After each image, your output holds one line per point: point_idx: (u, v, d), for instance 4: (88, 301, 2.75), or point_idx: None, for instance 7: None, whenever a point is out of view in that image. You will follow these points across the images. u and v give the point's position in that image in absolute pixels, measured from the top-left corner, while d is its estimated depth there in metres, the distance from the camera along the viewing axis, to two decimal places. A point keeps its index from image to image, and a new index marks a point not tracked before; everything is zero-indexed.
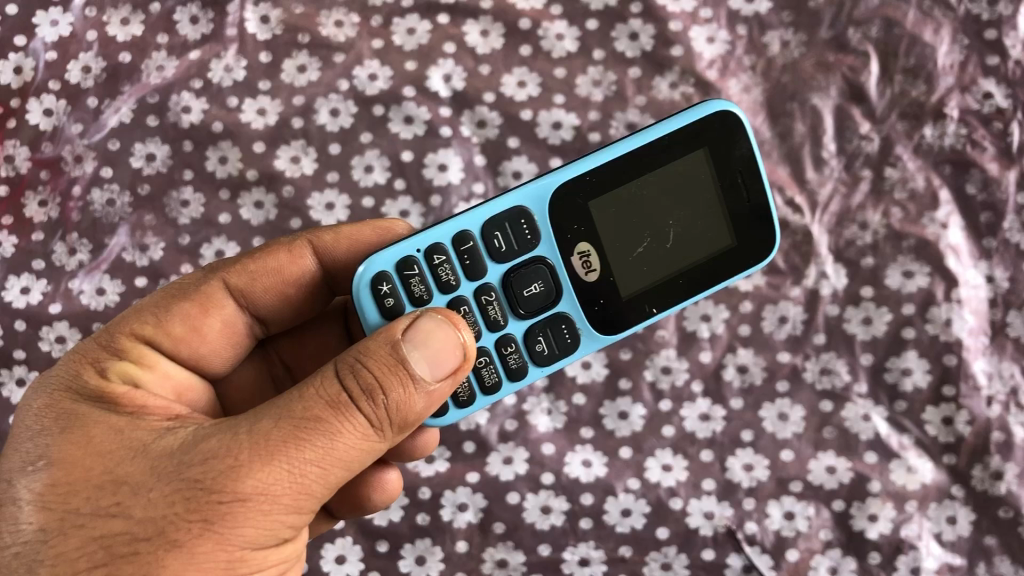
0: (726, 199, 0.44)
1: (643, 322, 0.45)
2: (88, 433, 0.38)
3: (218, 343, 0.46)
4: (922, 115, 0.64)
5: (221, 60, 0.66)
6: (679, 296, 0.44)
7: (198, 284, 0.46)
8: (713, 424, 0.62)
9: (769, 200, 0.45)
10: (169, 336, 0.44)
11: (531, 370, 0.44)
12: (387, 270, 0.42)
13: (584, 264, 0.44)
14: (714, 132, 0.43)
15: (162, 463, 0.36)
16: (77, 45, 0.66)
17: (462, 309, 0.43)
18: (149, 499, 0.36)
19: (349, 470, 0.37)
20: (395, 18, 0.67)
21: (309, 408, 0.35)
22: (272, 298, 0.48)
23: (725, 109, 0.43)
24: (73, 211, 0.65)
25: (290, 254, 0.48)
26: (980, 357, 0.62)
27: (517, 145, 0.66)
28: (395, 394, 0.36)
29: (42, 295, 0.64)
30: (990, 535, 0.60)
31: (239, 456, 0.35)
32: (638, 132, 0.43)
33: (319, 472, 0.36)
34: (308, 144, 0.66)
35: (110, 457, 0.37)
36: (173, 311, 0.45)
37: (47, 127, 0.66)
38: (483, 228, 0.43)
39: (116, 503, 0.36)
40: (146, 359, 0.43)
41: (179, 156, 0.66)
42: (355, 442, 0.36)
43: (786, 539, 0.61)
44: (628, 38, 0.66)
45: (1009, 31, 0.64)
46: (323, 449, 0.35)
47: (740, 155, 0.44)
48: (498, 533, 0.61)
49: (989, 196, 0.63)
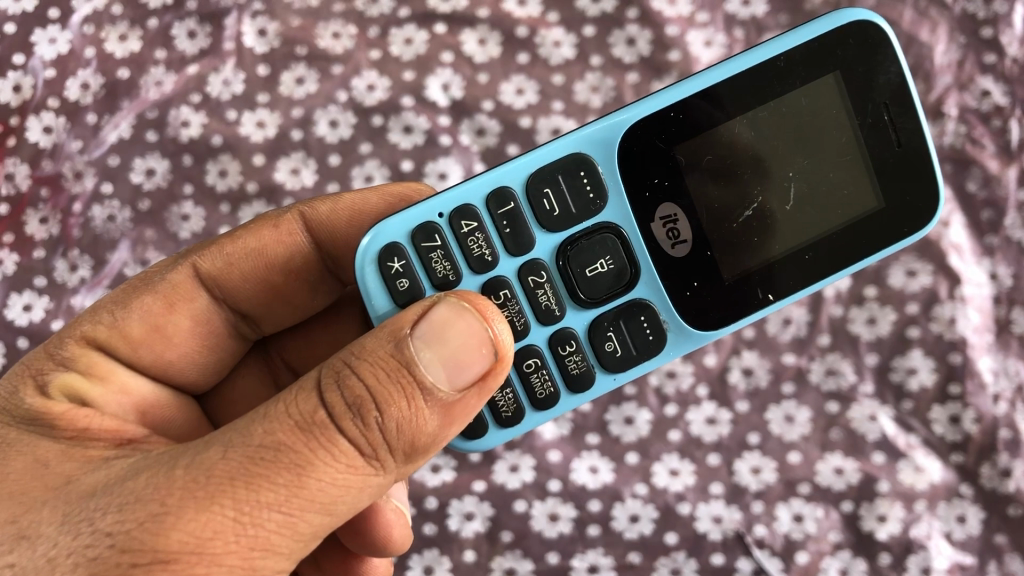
0: (864, 141, 0.42)
1: (763, 309, 0.43)
2: (5, 468, 0.37)
3: (187, 340, 0.47)
4: (921, 114, 0.64)
5: (219, 74, 0.66)
6: (808, 271, 0.43)
7: (165, 274, 0.47)
8: (719, 427, 0.62)
9: (921, 143, 0.42)
10: (127, 341, 0.44)
11: (598, 375, 0.44)
12: (399, 240, 0.42)
13: (670, 236, 0.43)
14: (845, 49, 0.41)
15: (85, 506, 0.34)
16: (75, 63, 0.66)
17: (503, 293, 0.42)
18: (49, 557, 0.33)
19: (319, 515, 0.34)
20: (392, 28, 0.67)
21: (272, 434, 0.33)
22: (253, 285, 0.49)
23: (861, 22, 0.41)
24: (74, 227, 0.65)
25: (278, 230, 0.49)
26: (986, 354, 0.61)
27: (516, 152, 0.66)
28: (392, 411, 0.34)
29: (44, 312, 0.64)
30: (1000, 533, 0.59)
31: (168, 501, 0.33)
32: (747, 54, 0.41)
33: (274, 518, 0.33)
34: (308, 155, 0.66)
35: (31, 496, 0.36)
36: (138, 305, 0.45)
37: (46, 145, 0.66)
38: (527, 187, 0.42)
39: (10, 564, 0.34)
40: (94, 369, 0.43)
41: (179, 170, 0.66)
42: (322, 478, 0.34)
43: (795, 542, 0.60)
44: (625, 44, 0.67)
45: (1006, 29, 0.64)
46: (287, 487, 0.33)
47: (885, 82, 0.42)
48: (506, 541, 0.60)
49: (990, 194, 0.63)
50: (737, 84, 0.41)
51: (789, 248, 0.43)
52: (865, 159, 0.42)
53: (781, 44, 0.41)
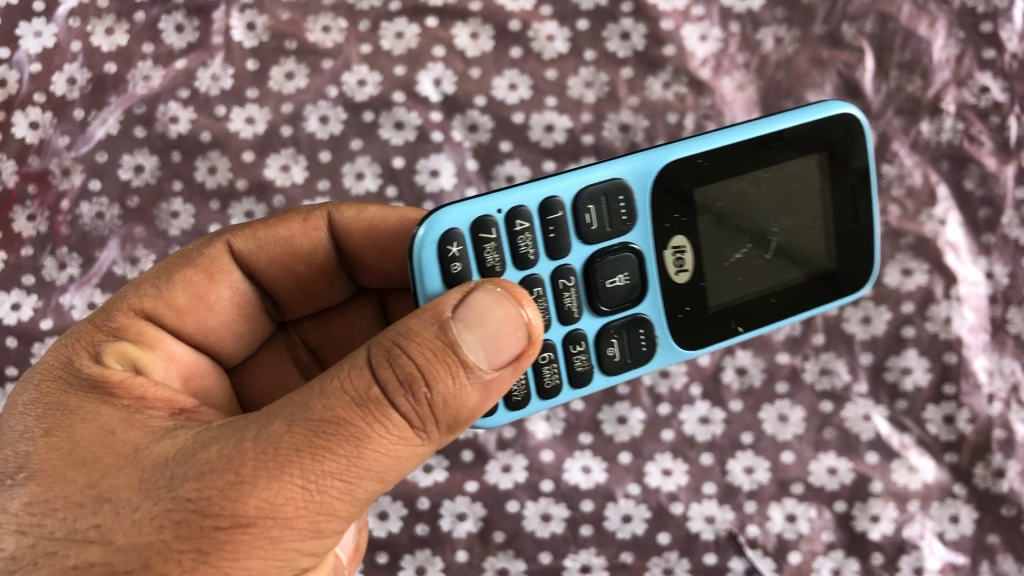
0: (831, 213, 0.45)
1: (729, 339, 0.45)
2: (72, 436, 0.36)
3: (225, 314, 0.47)
4: (919, 110, 0.63)
5: (208, 69, 0.65)
6: (769, 316, 0.45)
7: (202, 249, 0.46)
8: (713, 426, 0.62)
9: (872, 223, 0.46)
10: (173, 309, 0.44)
11: (597, 376, 0.43)
12: (460, 228, 0.40)
13: (676, 263, 0.44)
14: (834, 134, 0.44)
15: (155, 474, 0.34)
16: (61, 57, 0.66)
17: (536, 291, 0.41)
18: (131, 521, 0.33)
19: (377, 481, 0.34)
20: (383, 22, 0.66)
21: (330, 409, 0.33)
22: (278, 271, 0.48)
23: (848, 113, 0.44)
24: (62, 225, 0.65)
25: (304, 225, 0.48)
26: (981, 354, 0.61)
27: (509, 148, 0.65)
28: (440, 387, 0.33)
29: (32, 311, 0.64)
30: (993, 533, 0.59)
31: (242, 471, 0.32)
32: (759, 120, 0.43)
33: (340, 482, 0.33)
34: (298, 152, 0.65)
35: (101, 464, 0.35)
36: (175, 284, 0.45)
37: (33, 141, 0.65)
38: (575, 201, 0.41)
39: (96, 525, 0.34)
40: (144, 338, 0.43)
41: (168, 167, 0.65)
42: (383, 446, 0.33)
43: (788, 542, 0.60)
44: (619, 38, 0.66)
45: (1005, 23, 0.63)
46: (346, 459, 0.33)
47: (855, 167, 0.45)
48: (498, 542, 0.60)
49: (988, 192, 0.62)
50: (747, 144, 0.43)
51: (759, 293, 0.45)
52: (826, 225, 0.45)
53: (788, 118, 0.43)
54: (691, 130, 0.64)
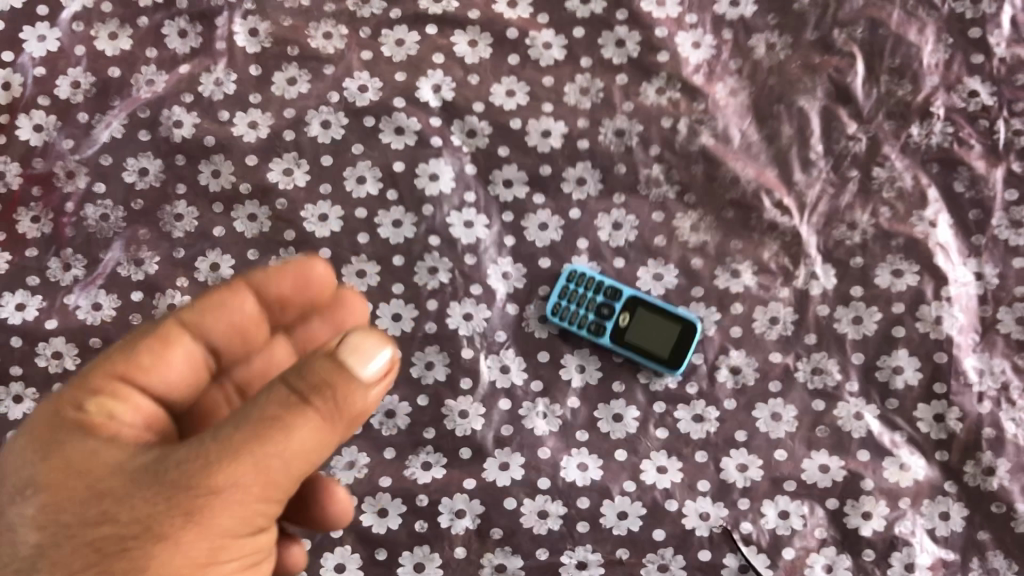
0: None
1: None
2: (63, 459, 0.37)
3: (185, 387, 0.42)
4: (909, 114, 0.64)
5: (211, 74, 0.67)
6: None
7: (154, 325, 0.42)
8: (707, 425, 0.62)
9: None
10: (142, 372, 0.40)
11: None
12: None
13: None
14: None
15: (139, 474, 0.36)
16: (66, 61, 0.67)
17: None
18: (128, 512, 0.36)
19: (312, 461, 0.38)
20: (383, 29, 0.68)
21: (268, 410, 0.36)
22: (234, 343, 0.44)
23: None
24: (66, 227, 0.66)
25: (231, 294, 0.43)
26: (971, 353, 0.62)
27: (506, 152, 0.66)
28: (342, 390, 0.37)
29: (37, 310, 0.65)
30: (983, 530, 0.60)
31: (208, 461, 0.36)
32: None
33: (273, 468, 0.37)
34: (300, 156, 0.66)
35: (88, 476, 0.37)
36: (129, 348, 0.41)
37: (38, 143, 0.67)
38: None
39: (103, 515, 0.36)
40: (113, 399, 0.39)
41: (172, 170, 0.66)
42: (309, 433, 0.37)
43: (781, 538, 0.61)
44: (615, 45, 0.67)
45: (992, 30, 0.65)
46: (287, 445, 0.36)
47: None
48: (496, 538, 0.62)
49: (977, 194, 0.63)
50: None
51: None
52: None
53: None
54: (685, 134, 0.66)
